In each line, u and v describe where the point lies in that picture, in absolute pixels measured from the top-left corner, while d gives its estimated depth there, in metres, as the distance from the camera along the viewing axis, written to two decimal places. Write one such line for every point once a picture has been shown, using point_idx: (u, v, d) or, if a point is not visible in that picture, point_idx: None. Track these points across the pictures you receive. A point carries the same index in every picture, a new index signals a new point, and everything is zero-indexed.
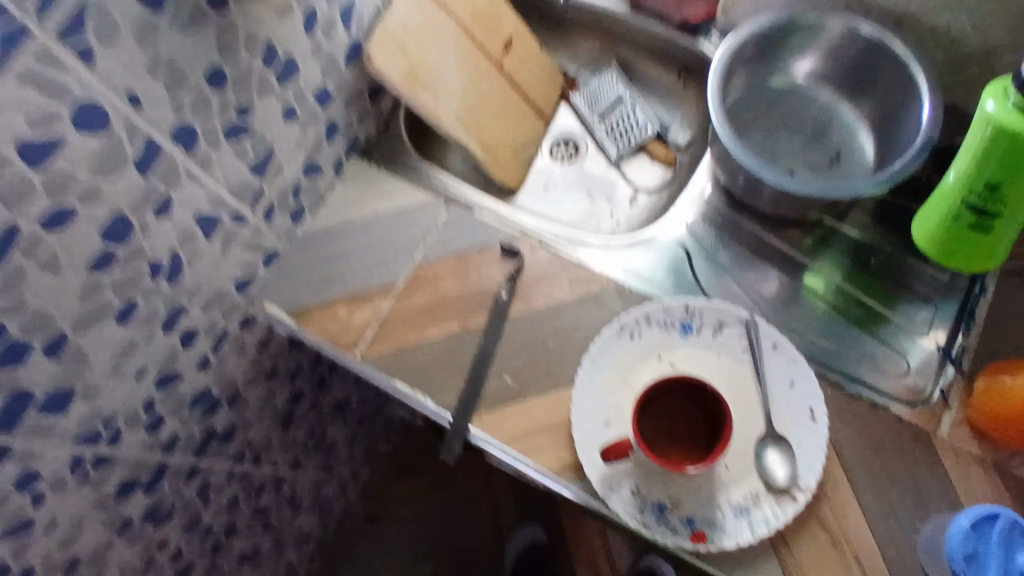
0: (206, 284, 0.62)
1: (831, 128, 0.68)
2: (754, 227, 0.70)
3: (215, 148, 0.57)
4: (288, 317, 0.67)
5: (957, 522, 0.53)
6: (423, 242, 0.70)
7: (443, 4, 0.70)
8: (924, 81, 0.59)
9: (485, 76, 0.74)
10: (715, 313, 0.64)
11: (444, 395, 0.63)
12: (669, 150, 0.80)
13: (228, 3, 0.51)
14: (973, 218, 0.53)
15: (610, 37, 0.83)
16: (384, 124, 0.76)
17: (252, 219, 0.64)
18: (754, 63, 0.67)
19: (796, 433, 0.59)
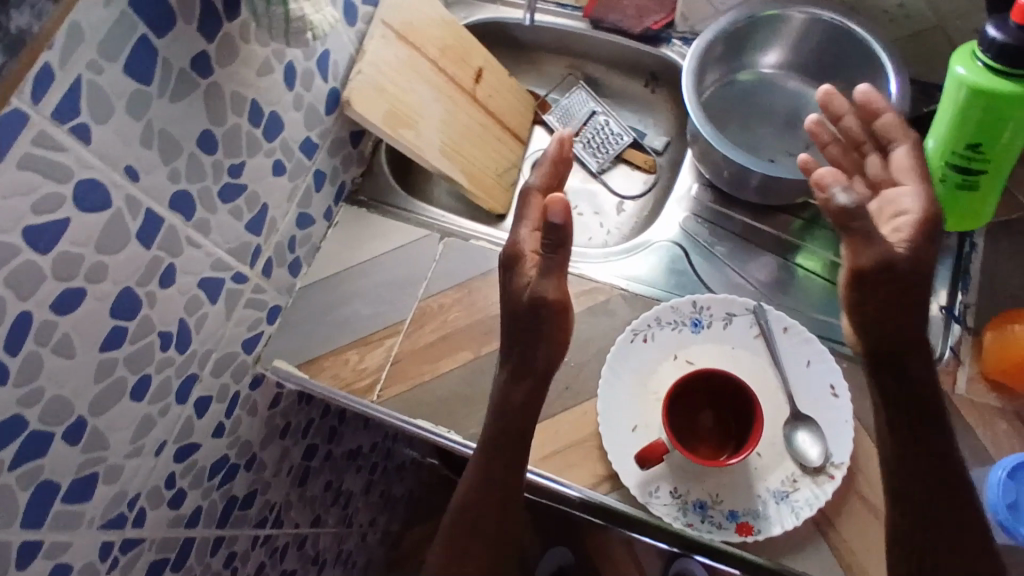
0: (214, 347, 0.61)
1: (803, 114, 0.71)
2: (744, 218, 0.72)
3: (210, 211, 0.57)
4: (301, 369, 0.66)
5: (995, 474, 0.54)
6: (424, 277, 0.70)
7: (414, 44, 0.71)
8: (886, 57, 0.61)
9: (462, 107, 0.76)
10: (723, 305, 0.65)
11: (468, 425, 0.62)
12: (647, 155, 0.82)
13: (211, 68, 0.53)
14: (959, 178, 0.55)
15: (574, 56, 0.86)
16: (367, 167, 0.77)
17: (253, 276, 0.63)
18: (722, 62, 0.70)
19: (821, 411, 0.60)
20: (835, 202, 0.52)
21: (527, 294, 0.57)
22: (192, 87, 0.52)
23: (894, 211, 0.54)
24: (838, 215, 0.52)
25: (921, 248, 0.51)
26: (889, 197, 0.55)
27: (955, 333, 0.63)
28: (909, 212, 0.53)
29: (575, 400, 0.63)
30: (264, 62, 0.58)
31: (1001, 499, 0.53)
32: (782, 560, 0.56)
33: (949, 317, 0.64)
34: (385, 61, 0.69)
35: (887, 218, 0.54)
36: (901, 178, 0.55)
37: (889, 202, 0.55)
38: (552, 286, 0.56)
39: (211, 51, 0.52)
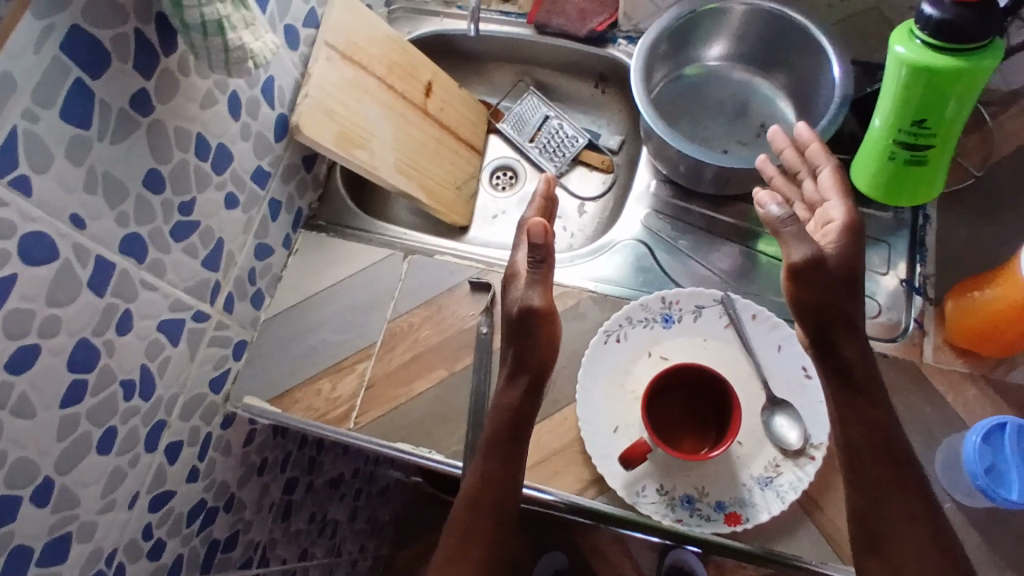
0: (180, 390, 0.60)
1: (751, 103, 0.72)
2: (703, 209, 0.73)
3: (164, 252, 0.55)
4: (273, 403, 0.65)
5: (970, 440, 0.55)
6: (391, 297, 0.69)
7: (359, 64, 0.70)
8: (826, 42, 0.63)
9: (413, 123, 0.75)
10: (691, 299, 0.65)
11: (449, 443, 0.61)
12: (603, 155, 0.82)
13: (151, 105, 0.51)
14: (907, 155, 0.57)
15: (522, 63, 0.86)
16: (323, 191, 0.76)
17: (213, 313, 0.62)
18: (668, 58, 0.70)
19: (796, 395, 0.60)
20: (769, 212, 0.54)
21: (517, 305, 0.59)
22: (134, 126, 0.50)
23: (825, 224, 0.56)
24: (773, 225, 0.54)
25: (845, 255, 0.54)
26: (820, 213, 0.57)
27: (918, 305, 0.65)
28: (836, 223, 0.55)
29: (554, 407, 0.62)
30: (206, 94, 0.56)
31: (980, 465, 0.54)
32: (772, 545, 0.56)
33: (910, 290, 0.65)
34: (330, 83, 0.67)
35: (818, 232, 0.56)
36: (829, 196, 0.57)
37: (817, 218, 0.57)
38: (538, 293, 0.59)
39: (150, 87, 0.51)
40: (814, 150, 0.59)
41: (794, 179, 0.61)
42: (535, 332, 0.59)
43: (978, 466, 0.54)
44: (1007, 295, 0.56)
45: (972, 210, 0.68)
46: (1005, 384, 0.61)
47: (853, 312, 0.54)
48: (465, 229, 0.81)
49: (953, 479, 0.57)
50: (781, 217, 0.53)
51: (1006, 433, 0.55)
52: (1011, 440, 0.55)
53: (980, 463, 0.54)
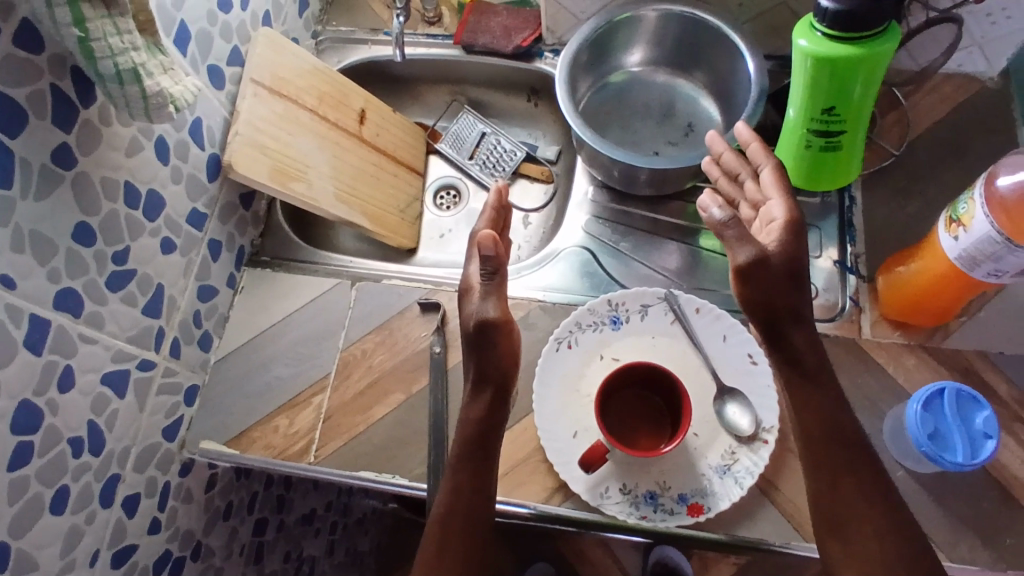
0: (131, 441, 0.59)
1: (677, 104, 0.74)
2: (641, 210, 0.74)
3: (102, 303, 0.55)
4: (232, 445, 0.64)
5: (912, 408, 0.57)
6: (342, 325, 0.69)
7: (289, 97, 0.71)
8: (739, 39, 0.65)
9: (350, 151, 0.75)
10: (636, 299, 0.66)
11: (412, 466, 0.61)
12: (542, 166, 0.84)
13: (75, 158, 0.51)
14: (822, 142, 0.59)
15: (453, 82, 0.87)
16: (264, 226, 0.75)
17: (159, 361, 0.61)
18: (592, 68, 0.72)
19: (745, 381, 0.62)
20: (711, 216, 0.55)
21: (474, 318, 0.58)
22: (58, 181, 0.50)
23: (768, 223, 0.57)
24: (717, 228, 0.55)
25: (789, 252, 0.54)
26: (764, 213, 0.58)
27: (852, 283, 0.67)
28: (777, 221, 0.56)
29: (512, 419, 0.63)
30: (131, 142, 0.56)
31: (922, 431, 0.56)
32: (736, 532, 0.58)
33: (844, 270, 0.67)
34: (260, 119, 0.68)
35: (763, 232, 0.57)
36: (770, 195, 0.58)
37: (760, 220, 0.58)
38: (494, 304, 0.59)
39: (71, 140, 0.51)
40: (752, 151, 0.60)
41: (736, 181, 0.62)
42: (491, 344, 0.59)
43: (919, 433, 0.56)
44: (932, 265, 0.59)
45: (896, 187, 0.71)
46: (941, 350, 0.64)
47: (800, 305, 0.55)
48: (413, 250, 0.82)
49: (901, 447, 0.59)
50: (723, 220, 0.54)
51: (948, 399, 0.57)
52: (953, 404, 0.57)
53: (922, 430, 0.56)
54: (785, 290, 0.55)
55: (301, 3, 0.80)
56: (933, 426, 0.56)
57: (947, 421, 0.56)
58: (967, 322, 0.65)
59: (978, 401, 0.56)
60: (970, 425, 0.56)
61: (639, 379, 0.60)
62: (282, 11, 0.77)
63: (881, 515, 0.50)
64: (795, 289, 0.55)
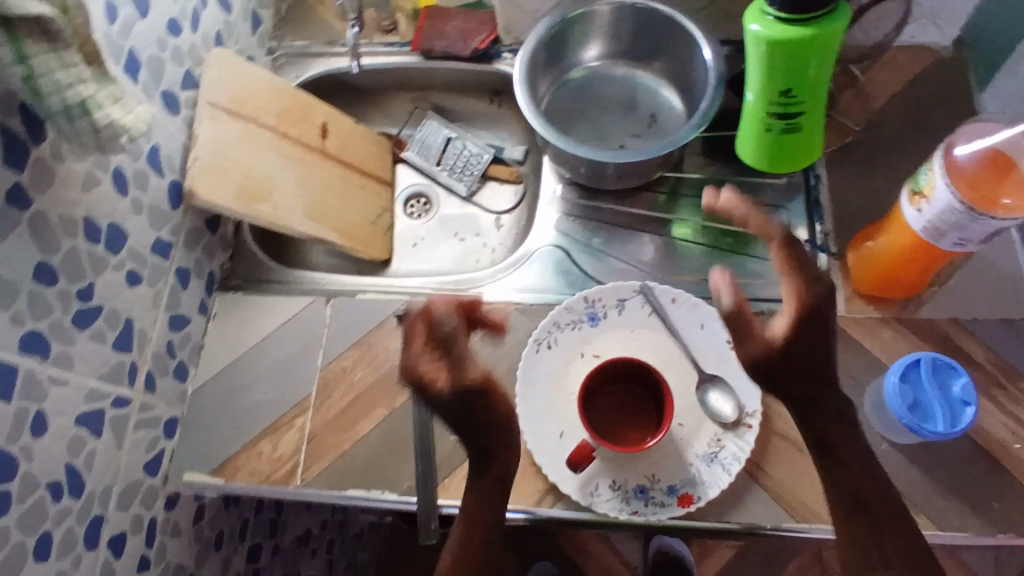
0: (112, 479, 0.58)
1: (639, 96, 0.74)
2: (612, 204, 0.74)
3: (70, 342, 0.54)
4: (216, 474, 0.63)
5: (890, 381, 0.58)
6: (319, 344, 0.68)
7: (247, 118, 0.70)
8: (694, 28, 0.65)
9: (314, 166, 0.75)
10: (613, 294, 0.66)
11: (401, 480, 0.61)
12: (510, 167, 0.83)
13: (30, 197, 0.50)
14: (782, 124, 0.60)
15: (414, 89, 0.86)
16: (233, 249, 0.75)
17: (135, 395, 0.61)
18: (550, 66, 0.72)
19: (725, 368, 0.62)
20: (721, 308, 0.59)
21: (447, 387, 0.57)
22: (14, 223, 0.49)
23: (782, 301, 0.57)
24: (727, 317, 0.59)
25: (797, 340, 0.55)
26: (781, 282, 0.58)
27: (824, 262, 0.67)
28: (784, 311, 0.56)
29: None
30: (87, 176, 0.55)
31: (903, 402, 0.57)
32: (728, 518, 0.58)
33: (815, 249, 0.68)
34: (220, 142, 0.67)
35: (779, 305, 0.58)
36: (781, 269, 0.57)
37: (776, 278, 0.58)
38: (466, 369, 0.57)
39: (25, 180, 0.49)
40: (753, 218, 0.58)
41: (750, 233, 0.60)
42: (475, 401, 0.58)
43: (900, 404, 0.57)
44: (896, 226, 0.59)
45: (860, 163, 0.71)
46: (915, 321, 0.64)
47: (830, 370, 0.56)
48: (387, 262, 0.81)
49: (884, 421, 0.60)
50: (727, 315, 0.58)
51: (924, 368, 0.58)
52: (931, 373, 0.57)
53: (902, 401, 0.57)
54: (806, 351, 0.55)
55: (253, 20, 0.79)
56: (914, 397, 0.57)
57: (926, 389, 0.57)
58: (939, 291, 0.65)
59: (953, 367, 0.57)
60: (948, 391, 0.57)
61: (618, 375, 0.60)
62: (234, 29, 0.76)
63: (867, 518, 0.53)
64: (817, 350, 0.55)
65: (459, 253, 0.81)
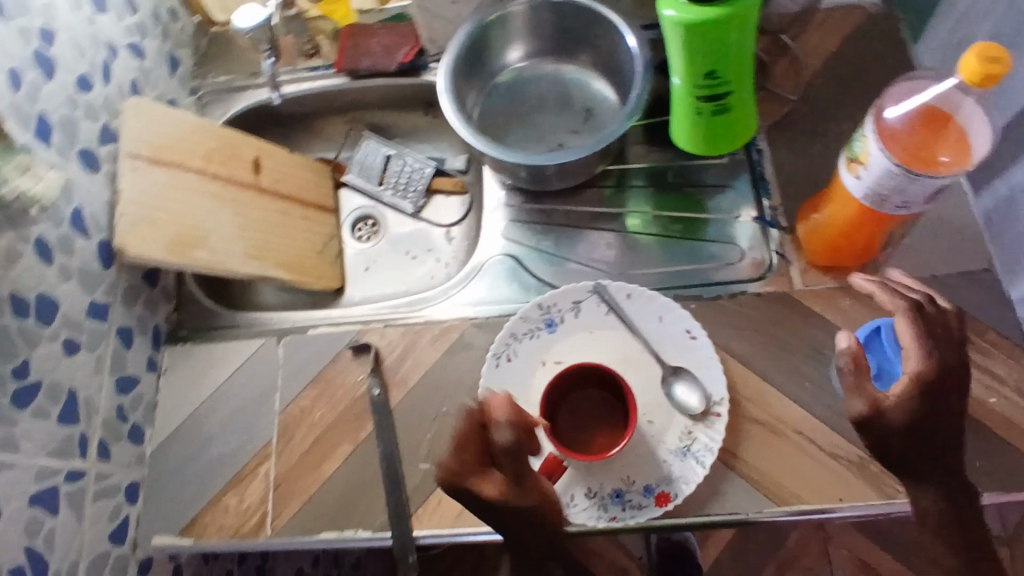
0: (76, 556, 0.56)
1: (571, 91, 0.72)
2: (558, 204, 0.73)
3: (11, 424, 0.52)
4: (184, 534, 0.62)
5: (854, 352, 0.57)
6: (276, 386, 0.66)
7: (172, 163, 0.67)
8: (611, 15, 0.64)
9: (250, 204, 0.73)
10: (567, 297, 0.65)
11: (374, 516, 0.60)
12: (453, 178, 0.82)
13: None
14: (711, 106, 0.59)
15: (348, 110, 0.84)
16: (178, 299, 0.73)
17: (90, 465, 0.59)
18: (475, 73, 0.70)
19: (687, 359, 0.61)
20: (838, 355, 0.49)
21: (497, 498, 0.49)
22: None
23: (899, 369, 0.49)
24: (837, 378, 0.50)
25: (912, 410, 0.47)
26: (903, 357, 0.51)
27: (775, 237, 0.67)
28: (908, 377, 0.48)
29: None
30: (6, 251, 0.53)
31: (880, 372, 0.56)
32: (707, 511, 0.57)
33: (764, 225, 0.67)
34: (146, 193, 0.65)
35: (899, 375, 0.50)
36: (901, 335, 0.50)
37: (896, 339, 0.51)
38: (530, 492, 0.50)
39: None
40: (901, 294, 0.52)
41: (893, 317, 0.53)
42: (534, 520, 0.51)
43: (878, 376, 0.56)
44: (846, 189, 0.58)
45: (801, 131, 0.70)
46: None
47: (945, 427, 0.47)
48: (339, 290, 0.80)
49: None
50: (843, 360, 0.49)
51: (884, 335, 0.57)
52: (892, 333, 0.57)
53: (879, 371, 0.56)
54: (936, 429, 0.48)
55: (170, 62, 0.77)
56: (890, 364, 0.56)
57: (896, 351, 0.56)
58: (893, 252, 0.64)
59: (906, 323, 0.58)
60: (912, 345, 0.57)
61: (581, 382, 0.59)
62: (151, 75, 0.74)
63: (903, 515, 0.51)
64: (949, 432, 0.48)
65: (413, 272, 0.80)
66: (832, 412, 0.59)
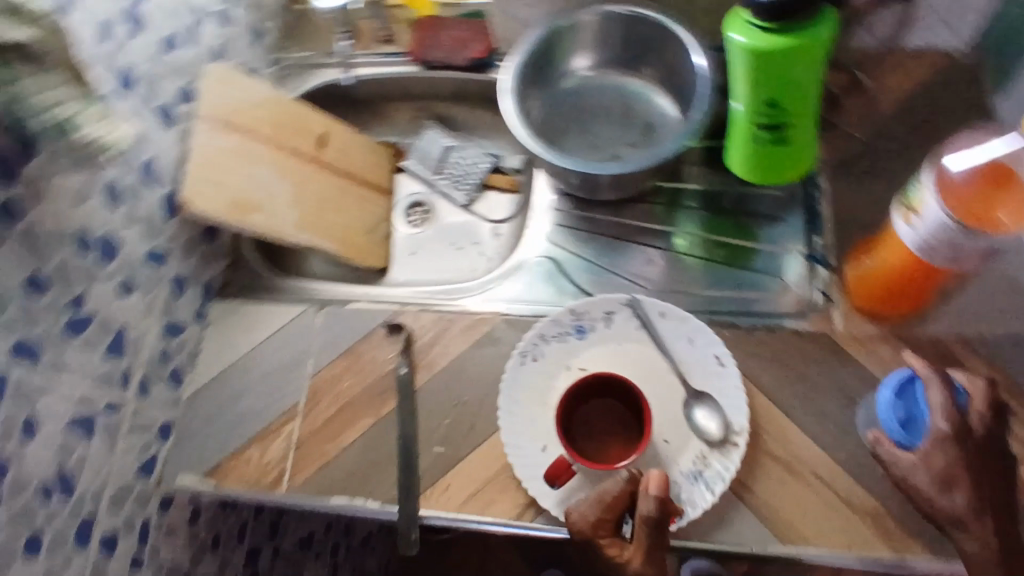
0: (103, 481, 0.60)
1: (633, 104, 0.73)
2: (608, 216, 0.73)
3: (62, 349, 0.56)
4: (202, 478, 0.65)
5: (883, 395, 0.56)
6: (310, 352, 0.69)
7: (243, 129, 0.71)
8: (682, 32, 0.65)
9: (310, 176, 0.76)
10: (600, 306, 0.65)
11: (383, 490, 0.61)
12: (507, 176, 0.84)
13: (19, 209, 0.52)
14: (770, 135, 0.59)
15: (416, 100, 0.87)
16: (232, 259, 0.76)
17: (128, 399, 0.62)
18: (540, 78, 0.72)
19: (713, 384, 0.61)
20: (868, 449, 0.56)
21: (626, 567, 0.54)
22: (4, 234, 0.50)
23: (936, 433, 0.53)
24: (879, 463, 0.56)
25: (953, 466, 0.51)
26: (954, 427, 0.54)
27: (823, 276, 0.66)
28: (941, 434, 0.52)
29: (480, 438, 0.63)
30: (78, 189, 0.57)
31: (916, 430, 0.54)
32: (712, 537, 0.56)
33: (813, 262, 0.66)
34: (214, 153, 0.68)
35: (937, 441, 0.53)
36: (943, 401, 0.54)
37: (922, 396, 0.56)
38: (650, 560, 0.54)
39: (15, 194, 0.51)
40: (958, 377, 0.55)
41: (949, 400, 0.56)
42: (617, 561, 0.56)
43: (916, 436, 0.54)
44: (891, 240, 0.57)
45: (862, 172, 0.69)
46: (920, 337, 0.62)
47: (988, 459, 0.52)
48: (383, 270, 0.82)
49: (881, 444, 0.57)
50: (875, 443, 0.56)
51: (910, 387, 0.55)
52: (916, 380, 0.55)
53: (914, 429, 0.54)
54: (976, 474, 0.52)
55: (255, 33, 0.81)
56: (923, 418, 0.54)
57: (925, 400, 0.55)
58: (944, 307, 0.62)
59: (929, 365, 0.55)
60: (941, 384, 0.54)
61: (602, 391, 0.60)
62: (236, 43, 0.78)
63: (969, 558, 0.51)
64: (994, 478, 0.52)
65: (457, 262, 0.81)
66: (854, 460, 0.58)
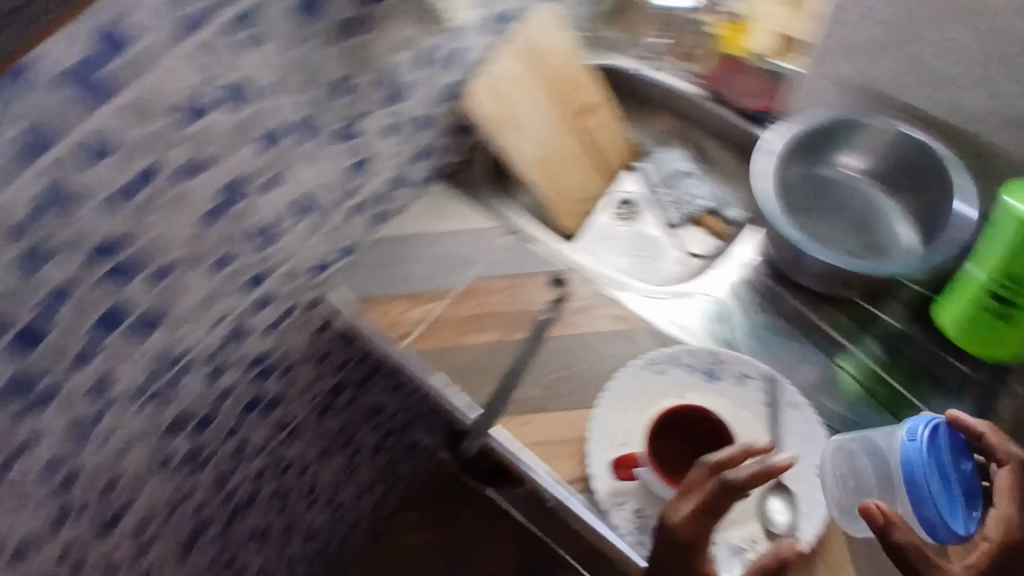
0: (290, 256, 0.71)
1: (875, 221, 0.75)
2: (796, 301, 0.75)
3: (326, 142, 0.67)
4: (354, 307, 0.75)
5: (916, 442, 0.53)
6: (483, 262, 0.77)
7: (540, 66, 0.81)
8: (964, 184, 0.68)
9: (564, 132, 0.85)
10: (741, 365, 0.67)
11: (478, 392, 0.69)
12: (721, 223, 0.86)
13: (365, 25, 0.62)
14: (995, 307, 0.63)
15: (687, 120, 0.93)
16: (466, 154, 0.86)
17: (341, 210, 0.73)
18: (807, 155, 0.75)
19: (805, 488, 0.61)
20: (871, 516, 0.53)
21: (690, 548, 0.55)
22: (345, 37, 0.61)
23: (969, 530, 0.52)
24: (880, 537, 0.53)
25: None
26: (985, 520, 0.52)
27: None
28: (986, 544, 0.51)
29: (573, 404, 0.67)
30: (408, 37, 0.68)
31: (952, 513, 0.51)
32: None
33: None
34: (508, 73, 0.79)
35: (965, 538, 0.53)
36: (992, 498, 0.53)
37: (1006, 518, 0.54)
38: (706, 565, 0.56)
39: (370, 13, 0.62)
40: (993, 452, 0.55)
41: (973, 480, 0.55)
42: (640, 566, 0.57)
43: (957, 523, 0.51)
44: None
45: None
46: None
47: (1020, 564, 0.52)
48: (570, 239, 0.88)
49: None
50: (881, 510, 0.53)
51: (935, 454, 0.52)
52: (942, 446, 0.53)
53: (950, 510, 0.51)
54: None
55: None
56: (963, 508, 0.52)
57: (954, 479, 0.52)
58: None
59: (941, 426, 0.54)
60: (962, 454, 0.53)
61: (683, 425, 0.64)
62: None
63: None
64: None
65: (636, 268, 0.85)
66: None
